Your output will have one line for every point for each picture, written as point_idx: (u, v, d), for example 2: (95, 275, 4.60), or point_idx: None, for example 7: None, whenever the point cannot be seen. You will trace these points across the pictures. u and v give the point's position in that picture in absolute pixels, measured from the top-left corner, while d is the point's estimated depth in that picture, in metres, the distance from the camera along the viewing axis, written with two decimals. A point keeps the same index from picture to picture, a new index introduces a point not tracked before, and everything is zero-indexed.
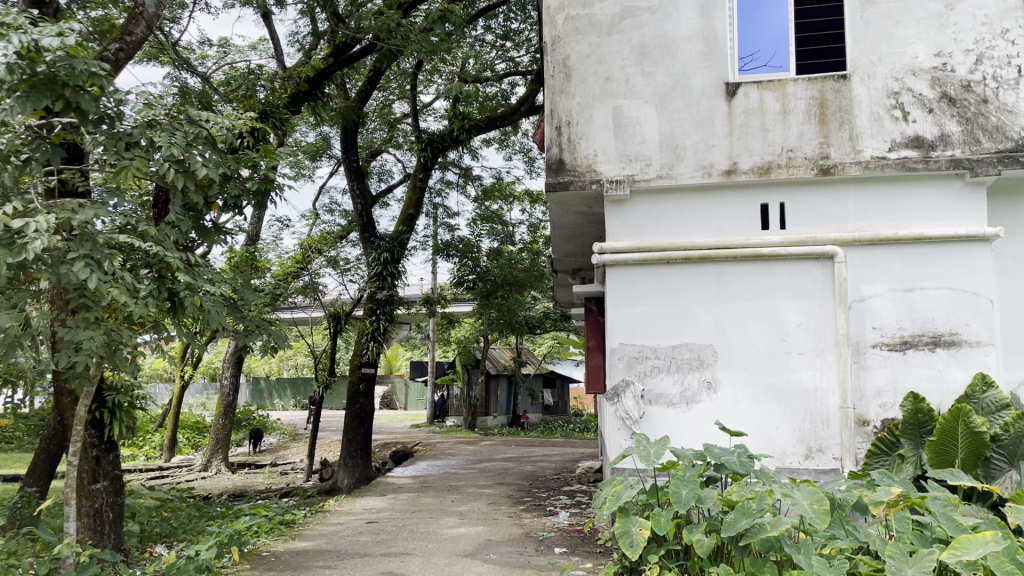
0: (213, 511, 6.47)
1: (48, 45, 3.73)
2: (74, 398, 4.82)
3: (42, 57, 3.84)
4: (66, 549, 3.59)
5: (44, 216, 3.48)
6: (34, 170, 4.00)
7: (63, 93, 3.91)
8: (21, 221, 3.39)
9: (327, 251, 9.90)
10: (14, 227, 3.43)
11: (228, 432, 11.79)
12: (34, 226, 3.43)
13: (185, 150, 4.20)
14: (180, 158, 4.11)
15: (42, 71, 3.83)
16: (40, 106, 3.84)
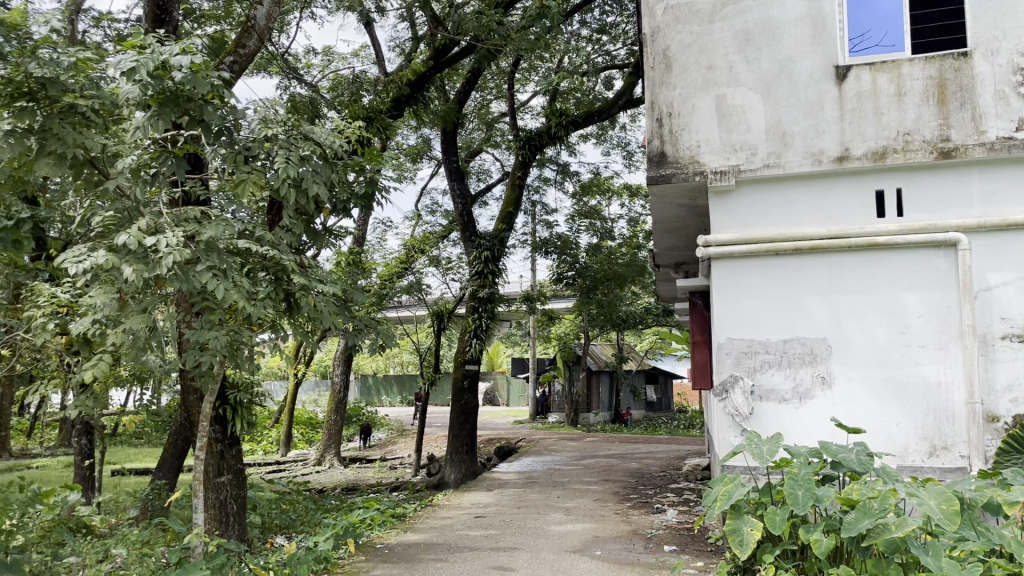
0: (327, 504, 6.69)
1: (176, 65, 3.87)
2: (200, 396, 5.07)
3: (169, 74, 3.99)
4: (196, 539, 3.77)
5: (174, 232, 3.66)
6: (162, 182, 4.19)
7: (187, 109, 4.10)
8: (155, 238, 3.58)
9: (430, 251, 10.03)
10: (147, 244, 3.62)
11: (339, 427, 12.18)
12: (165, 242, 3.61)
13: (297, 160, 4.36)
14: (295, 169, 4.27)
15: (169, 89, 4.02)
16: (168, 124, 4.04)
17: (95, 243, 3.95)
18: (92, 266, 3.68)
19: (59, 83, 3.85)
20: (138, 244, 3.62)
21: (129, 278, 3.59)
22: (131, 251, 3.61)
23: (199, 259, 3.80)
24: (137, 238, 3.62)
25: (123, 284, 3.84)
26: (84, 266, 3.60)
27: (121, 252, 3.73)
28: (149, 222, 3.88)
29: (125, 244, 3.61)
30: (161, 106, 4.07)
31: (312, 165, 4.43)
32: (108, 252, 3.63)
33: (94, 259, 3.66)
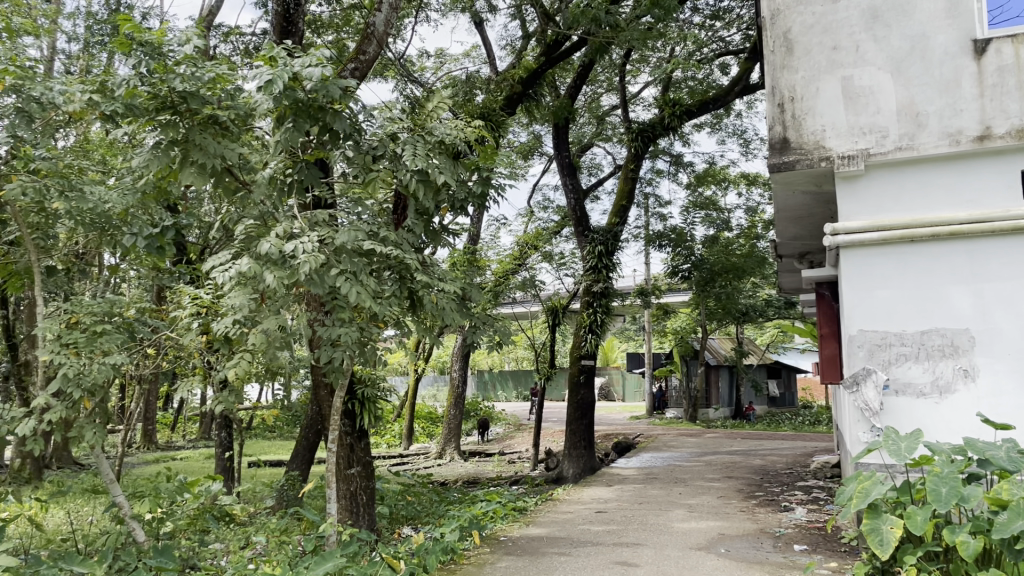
0: (450, 497, 6.84)
1: (308, 76, 4.02)
2: (331, 390, 5.29)
3: (301, 83, 4.15)
4: (330, 528, 3.93)
5: (309, 238, 3.82)
6: (296, 189, 4.38)
7: (319, 117, 4.28)
8: (292, 245, 3.75)
9: (543, 246, 10.06)
10: (285, 251, 3.80)
11: (459, 421, 12.42)
12: (302, 248, 3.78)
13: (426, 160, 4.47)
14: (423, 166, 4.37)
15: (302, 99, 4.20)
16: (302, 133, 4.23)
17: (237, 248, 4.19)
18: (237, 273, 3.91)
19: (200, 97, 4.10)
20: (278, 252, 3.81)
21: (271, 283, 3.79)
22: (271, 259, 3.80)
23: (332, 262, 3.96)
24: (276, 246, 3.81)
25: (264, 287, 4.07)
26: (230, 273, 3.83)
27: (262, 259, 3.95)
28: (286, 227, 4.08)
29: (266, 253, 3.81)
30: (296, 117, 4.27)
31: (440, 160, 4.53)
32: (250, 260, 3.85)
33: (238, 267, 3.89)
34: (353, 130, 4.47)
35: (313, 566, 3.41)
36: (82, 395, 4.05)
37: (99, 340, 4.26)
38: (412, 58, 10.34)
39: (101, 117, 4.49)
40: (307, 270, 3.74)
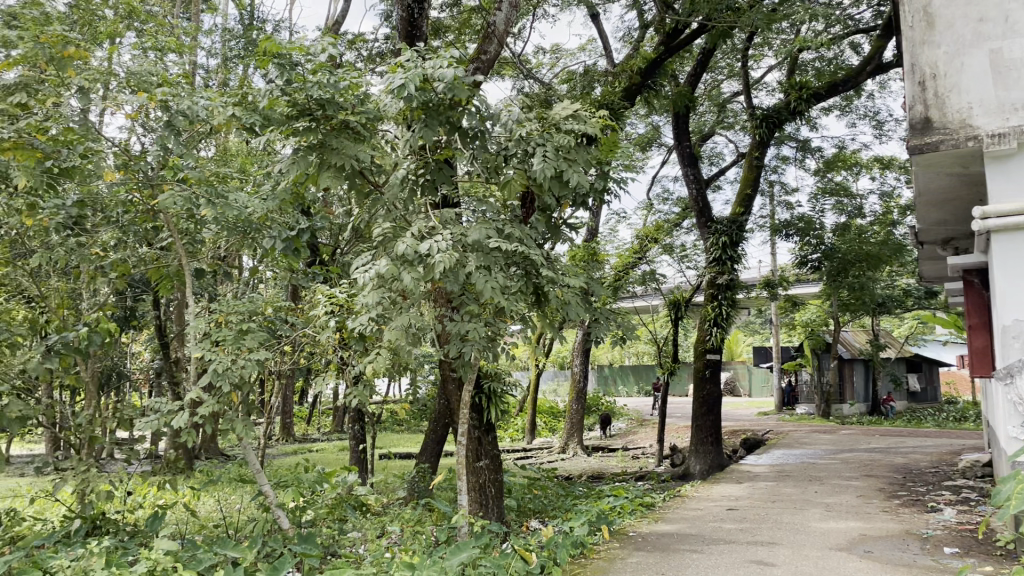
0: (576, 491, 6.86)
1: (440, 77, 4.09)
2: (459, 384, 5.40)
3: (432, 84, 4.24)
4: (462, 520, 4.02)
5: (442, 237, 3.90)
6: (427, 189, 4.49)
7: (450, 117, 4.36)
8: (427, 244, 3.84)
9: (664, 239, 9.90)
10: (420, 249, 3.89)
11: (581, 416, 12.41)
12: (436, 247, 3.86)
13: (557, 159, 4.41)
14: (555, 165, 4.32)
15: (433, 100, 4.28)
16: (434, 134, 4.32)
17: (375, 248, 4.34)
18: (377, 274, 4.06)
19: (336, 103, 4.27)
20: (413, 251, 3.91)
21: (408, 281, 3.91)
22: (407, 259, 3.92)
23: (464, 260, 4.03)
24: (412, 246, 3.91)
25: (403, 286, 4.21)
26: (370, 274, 3.97)
27: (400, 259, 4.08)
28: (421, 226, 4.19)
29: (402, 253, 3.92)
30: (427, 118, 4.37)
31: (572, 155, 4.46)
32: (388, 260, 3.99)
33: (378, 267, 4.03)
34: (481, 130, 4.53)
35: (447, 555, 3.50)
36: (230, 390, 4.30)
37: (245, 338, 4.50)
38: (529, 55, 10.42)
39: (243, 126, 4.76)
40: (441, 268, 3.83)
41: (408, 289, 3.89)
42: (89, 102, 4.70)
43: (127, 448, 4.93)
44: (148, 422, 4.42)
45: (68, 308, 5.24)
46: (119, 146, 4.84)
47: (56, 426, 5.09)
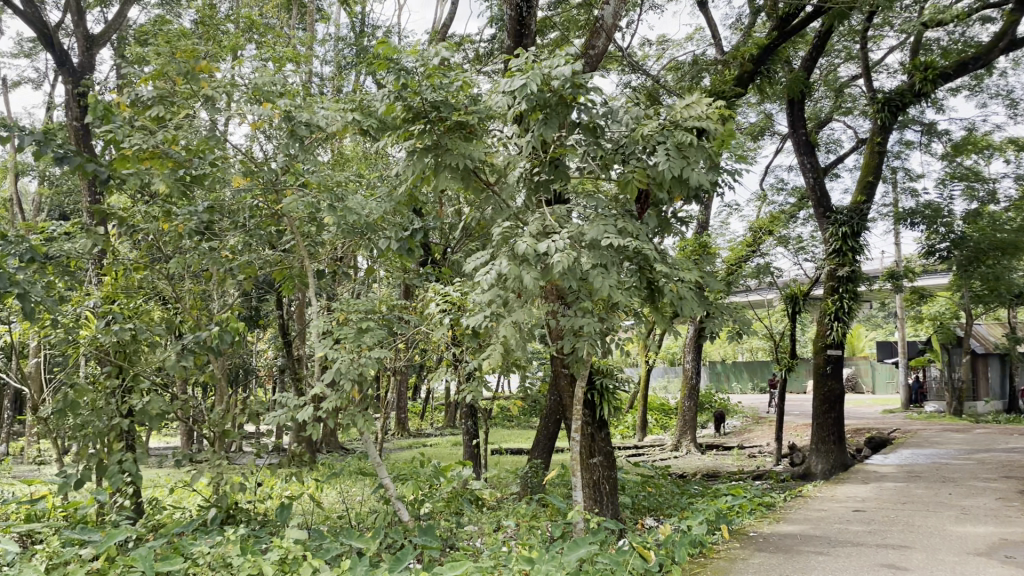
0: (692, 489, 6.75)
1: (556, 76, 4.07)
2: (571, 380, 5.44)
3: (547, 82, 4.24)
4: (578, 516, 4.02)
5: (561, 235, 3.91)
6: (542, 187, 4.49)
7: (566, 115, 4.34)
8: (546, 244, 3.85)
9: (779, 231, 9.60)
10: (539, 249, 3.91)
11: (694, 413, 12.18)
12: (555, 246, 3.87)
13: (679, 159, 4.16)
14: (676, 165, 4.08)
15: (550, 99, 4.27)
16: (550, 132, 4.31)
17: (493, 247, 4.39)
18: (497, 274, 4.12)
19: (450, 104, 4.35)
20: (532, 250, 3.94)
21: (527, 281, 3.95)
22: (526, 258, 3.95)
23: (582, 256, 4.04)
24: (531, 245, 3.95)
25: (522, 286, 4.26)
26: (490, 274, 4.04)
27: (519, 259, 4.12)
28: (538, 225, 4.22)
29: (521, 251, 3.97)
30: (543, 116, 4.36)
31: (694, 155, 4.20)
32: (507, 260, 4.05)
33: (498, 268, 4.09)
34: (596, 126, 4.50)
35: (565, 551, 3.50)
36: (351, 386, 4.44)
37: (364, 336, 4.64)
38: (636, 48, 10.31)
39: (360, 131, 4.91)
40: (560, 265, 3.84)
41: (528, 288, 3.94)
42: (218, 113, 4.97)
43: (256, 441, 5.18)
44: (275, 416, 4.62)
45: (201, 308, 5.55)
46: (246, 153, 5.10)
47: (192, 420, 5.40)
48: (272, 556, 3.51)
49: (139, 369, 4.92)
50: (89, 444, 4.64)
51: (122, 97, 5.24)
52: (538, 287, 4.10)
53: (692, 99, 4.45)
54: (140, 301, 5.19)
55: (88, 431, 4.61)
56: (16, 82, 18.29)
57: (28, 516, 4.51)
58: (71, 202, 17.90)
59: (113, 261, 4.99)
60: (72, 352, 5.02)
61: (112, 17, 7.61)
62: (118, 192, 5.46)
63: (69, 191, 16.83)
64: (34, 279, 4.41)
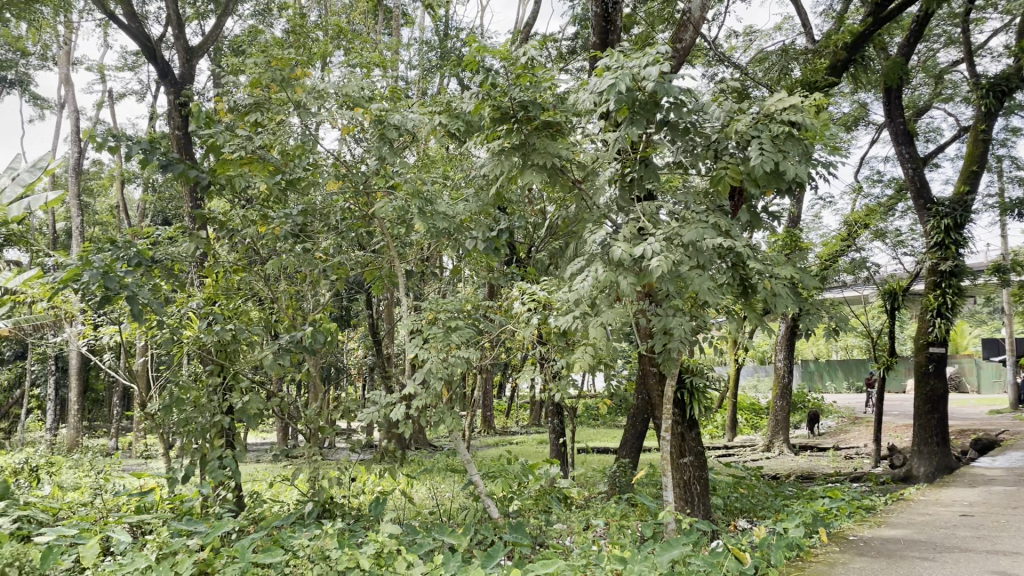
0: (786, 490, 6.58)
1: (645, 74, 4.02)
2: (659, 379, 5.50)
3: (636, 81, 4.20)
4: (670, 516, 3.98)
5: (657, 238, 3.87)
6: (634, 186, 4.44)
7: (657, 113, 4.29)
8: (642, 248, 3.83)
9: (876, 224, 9.25)
10: (635, 253, 3.88)
11: (787, 413, 11.82)
12: (651, 250, 3.84)
13: (775, 151, 4.02)
14: (772, 158, 3.94)
15: (640, 98, 4.23)
16: (640, 130, 4.26)
17: (586, 251, 4.38)
18: (593, 281, 4.12)
19: (538, 103, 4.36)
20: (628, 255, 3.91)
21: (624, 286, 3.93)
22: (623, 264, 3.94)
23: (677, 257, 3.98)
24: (626, 249, 3.92)
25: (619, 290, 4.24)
26: (586, 280, 4.04)
27: (615, 265, 4.11)
28: (632, 229, 4.19)
29: (616, 256, 3.95)
30: (633, 115, 4.32)
31: (790, 149, 4.06)
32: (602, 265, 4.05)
33: (594, 274, 4.08)
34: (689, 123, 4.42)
35: (658, 552, 3.46)
36: (441, 385, 4.50)
37: (453, 335, 4.68)
38: (722, 40, 10.12)
39: (447, 132, 4.97)
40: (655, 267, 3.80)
41: (625, 293, 3.92)
42: (312, 118, 5.12)
43: (350, 438, 5.32)
44: (369, 413, 4.73)
45: (296, 309, 5.73)
46: (338, 157, 5.24)
47: (289, 417, 5.58)
48: (367, 549, 3.60)
49: (239, 368, 5.12)
50: (195, 439, 4.86)
51: (221, 106, 5.46)
52: (635, 291, 4.08)
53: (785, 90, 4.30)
54: (239, 301, 5.40)
55: (192, 426, 4.82)
56: (121, 94, 19.25)
57: (139, 507, 4.75)
58: (173, 207, 18.75)
59: (213, 264, 5.19)
60: (177, 351, 5.26)
61: (209, 29, 7.91)
62: (218, 197, 5.69)
63: (171, 197, 17.62)
64: (142, 282, 4.64)
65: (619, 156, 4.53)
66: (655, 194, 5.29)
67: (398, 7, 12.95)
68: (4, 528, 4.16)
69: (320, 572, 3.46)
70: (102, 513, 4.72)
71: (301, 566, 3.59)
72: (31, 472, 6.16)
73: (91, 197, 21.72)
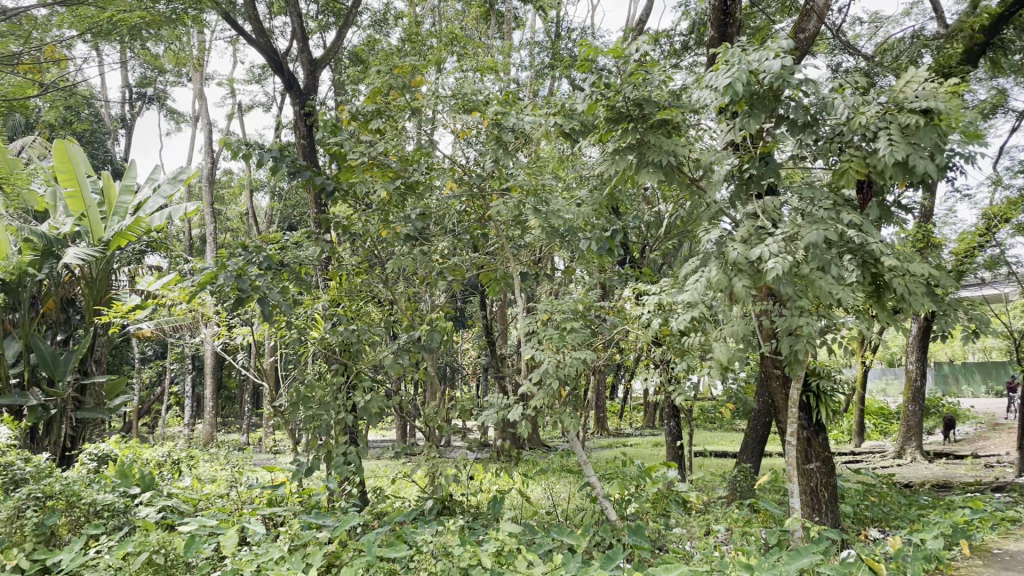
0: (920, 500, 6.26)
1: (764, 68, 3.88)
2: (784, 383, 5.36)
3: (755, 75, 4.09)
4: (797, 523, 3.86)
5: (775, 239, 3.75)
6: (754, 183, 4.32)
7: (777, 107, 4.15)
8: (758, 250, 3.72)
9: (1018, 217, 8.66)
10: (751, 255, 3.78)
11: (920, 419, 11.11)
12: (768, 251, 3.72)
13: (903, 143, 3.78)
14: (899, 150, 3.71)
15: (758, 91, 4.09)
16: (758, 124, 4.12)
17: (702, 251, 4.30)
18: (710, 283, 4.03)
19: (654, 102, 4.29)
20: (744, 256, 3.81)
21: (742, 289, 3.83)
22: (739, 266, 3.84)
23: (800, 259, 3.84)
24: (744, 252, 3.82)
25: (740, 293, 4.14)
26: (701, 281, 3.95)
27: (730, 267, 4.01)
28: (749, 228, 4.07)
29: (733, 258, 3.85)
30: (751, 109, 4.18)
31: (920, 140, 3.81)
32: (716, 267, 3.97)
33: (711, 277, 4.00)
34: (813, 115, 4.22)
35: (786, 560, 3.36)
36: (557, 386, 4.51)
37: (569, 337, 4.69)
38: (845, 28, 9.73)
39: (563, 134, 4.98)
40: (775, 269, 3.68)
41: (741, 295, 3.83)
42: (429, 124, 5.26)
43: (468, 437, 5.41)
44: (487, 414, 4.79)
45: (415, 310, 5.86)
46: (454, 161, 5.35)
47: (409, 416, 5.72)
48: (488, 547, 3.66)
49: (362, 367, 5.28)
50: (320, 436, 5.03)
51: (344, 114, 5.68)
52: (755, 294, 3.97)
53: (916, 78, 4.04)
54: (361, 303, 5.58)
55: (319, 423, 4.98)
56: (250, 106, 20.28)
57: (271, 500, 5.00)
58: (298, 213, 19.62)
59: (337, 267, 5.40)
60: (304, 351, 5.48)
61: (331, 41, 8.15)
62: (341, 202, 5.90)
63: (297, 204, 18.43)
64: (270, 286, 4.87)
65: (737, 155, 4.40)
66: (776, 190, 5.10)
67: (510, 11, 13.10)
68: (152, 516, 4.46)
69: (444, 567, 3.54)
70: (238, 505, 4.99)
71: (425, 561, 3.68)
72: (174, 463, 6.58)
73: (223, 205, 22.96)
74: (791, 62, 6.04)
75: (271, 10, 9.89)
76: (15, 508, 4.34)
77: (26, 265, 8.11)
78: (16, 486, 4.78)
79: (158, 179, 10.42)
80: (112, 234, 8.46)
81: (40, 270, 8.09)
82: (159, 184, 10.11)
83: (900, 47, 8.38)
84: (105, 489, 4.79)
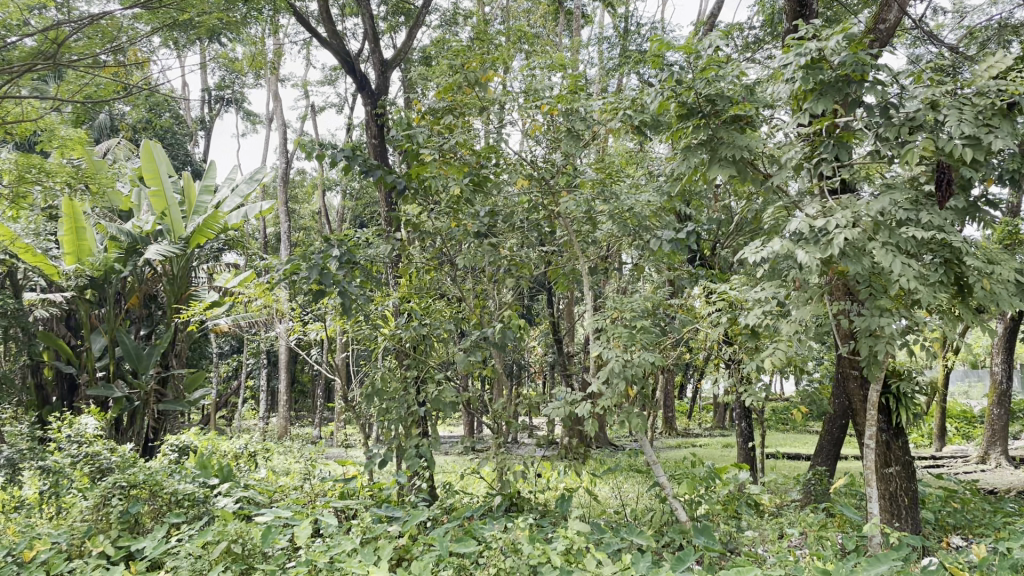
0: (1006, 507, 5.99)
1: (837, 51, 3.80)
2: (863, 384, 5.25)
3: (827, 60, 4.01)
4: (876, 530, 3.76)
5: (843, 213, 3.71)
6: (824, 170, 4.23)
7: (850, 92, 4.01)
8: (825, 221, 3.69)
9: None
10: (817, 226, 3.76)
11: (1006, 422, 10.64)
12: (835, 223, 3.69)
13: (977, 125, 3.63)
14: (974, 128, 3.55)
15: (828, 76, 4.01)
16: (827, 108, 4.02)
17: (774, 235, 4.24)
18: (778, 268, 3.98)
19: (726, 97, 4.23)
20: (809, 229, 3.78)
21: (808, 268, 3.77)
22: (806, 243, 3.80)
23: (870, 240, 3.75)
24: (809, 225, 3.76)
25: (813, 283, 4.08)
26: (765, 255, 3.92)
27: (796, 240, 3.98)
28: (818, 211, 3.99)
29: (797, 230, 3.81)
30: (824, 92, 4.08)
31: (998, 123, 3.63)
32: (780, 240, 3.93)
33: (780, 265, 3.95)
34: (888, 98, 4.07)
35: (865, 567, 3.28)
36: (625, 384, 4.48)
37: (638, 335, 4.64)
38: (930, 17, 9.37)
39: (634, 129, 4.95)
40: (841, 244, 3.62)
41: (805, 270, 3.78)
42: (498, 120, 5.30)
43: (536, 434, 5.41)
44: (554, 410, 4.78)
45: (483, 307, 5.90)
46: (523, 158, 5.36)
47: (477, 412, 5.77)
48: (557, 545, 3.69)
49: (432, 362, 5.34)
50: (393, 427, 5.12)
51: (416, 112, 5.76)
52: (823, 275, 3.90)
53: (998, 64, 3.88)
54: (429, 300, 5.66)
55: (390, 415, 5.07)
56: (323, 107, 20.71)
57: (344, 494, 5.14)
58: (367, 211, 19.91)
59: (407, 265, 5.54)
60: (375, 347, 5.58)
61: (401, 42, 8.22)
62: (412, 200, 5.98)
63: (369, 202, 18.75)
64: (344, 282, 4.97)
65: (807, 143, 4.31)
66: (855, 186, 4.96)
67: (580, 7, 13.05)
68: (230, 506, 4.61)
69: (513, 565, 3.55)
70: (311, 496, 5.12)
71: (494, 557, 3.68)
72: (251, 456, 6.77)
73: (297, 204, 23.57)
74: (869, 51, 5.86)
75: (343, 13, 10.05)
76: (102, 496, 4.51)
77: (112, 262, 8.41)
78: (103, 475, 4.97)
79: (235, 180, 10.77)
80: (192, 231, 8.80)
81: (126, 267, 8.46)
82: (238, 184, 10.45)
83: (990, 34, 7.99)
84: (186, 479, 4.96)
